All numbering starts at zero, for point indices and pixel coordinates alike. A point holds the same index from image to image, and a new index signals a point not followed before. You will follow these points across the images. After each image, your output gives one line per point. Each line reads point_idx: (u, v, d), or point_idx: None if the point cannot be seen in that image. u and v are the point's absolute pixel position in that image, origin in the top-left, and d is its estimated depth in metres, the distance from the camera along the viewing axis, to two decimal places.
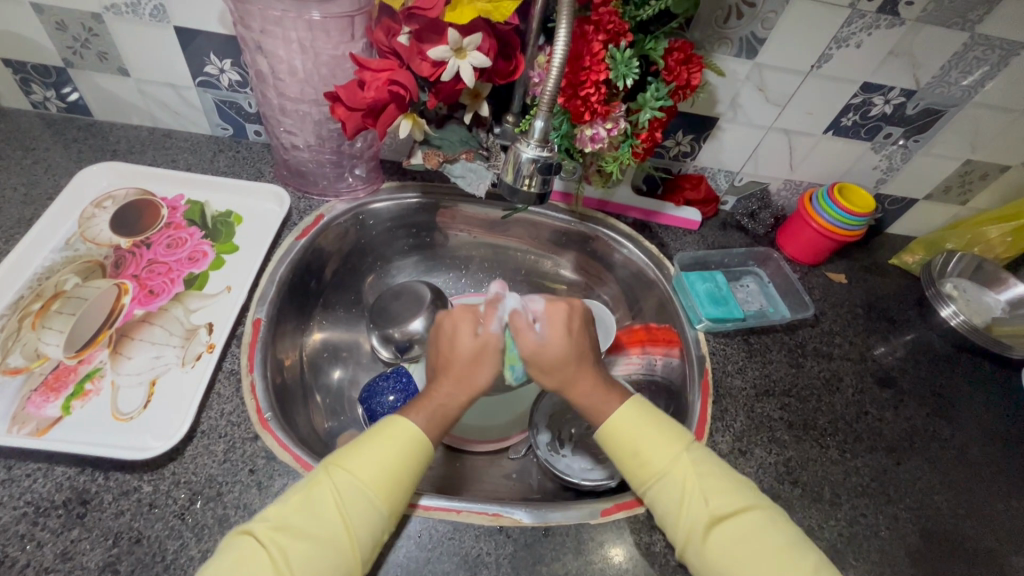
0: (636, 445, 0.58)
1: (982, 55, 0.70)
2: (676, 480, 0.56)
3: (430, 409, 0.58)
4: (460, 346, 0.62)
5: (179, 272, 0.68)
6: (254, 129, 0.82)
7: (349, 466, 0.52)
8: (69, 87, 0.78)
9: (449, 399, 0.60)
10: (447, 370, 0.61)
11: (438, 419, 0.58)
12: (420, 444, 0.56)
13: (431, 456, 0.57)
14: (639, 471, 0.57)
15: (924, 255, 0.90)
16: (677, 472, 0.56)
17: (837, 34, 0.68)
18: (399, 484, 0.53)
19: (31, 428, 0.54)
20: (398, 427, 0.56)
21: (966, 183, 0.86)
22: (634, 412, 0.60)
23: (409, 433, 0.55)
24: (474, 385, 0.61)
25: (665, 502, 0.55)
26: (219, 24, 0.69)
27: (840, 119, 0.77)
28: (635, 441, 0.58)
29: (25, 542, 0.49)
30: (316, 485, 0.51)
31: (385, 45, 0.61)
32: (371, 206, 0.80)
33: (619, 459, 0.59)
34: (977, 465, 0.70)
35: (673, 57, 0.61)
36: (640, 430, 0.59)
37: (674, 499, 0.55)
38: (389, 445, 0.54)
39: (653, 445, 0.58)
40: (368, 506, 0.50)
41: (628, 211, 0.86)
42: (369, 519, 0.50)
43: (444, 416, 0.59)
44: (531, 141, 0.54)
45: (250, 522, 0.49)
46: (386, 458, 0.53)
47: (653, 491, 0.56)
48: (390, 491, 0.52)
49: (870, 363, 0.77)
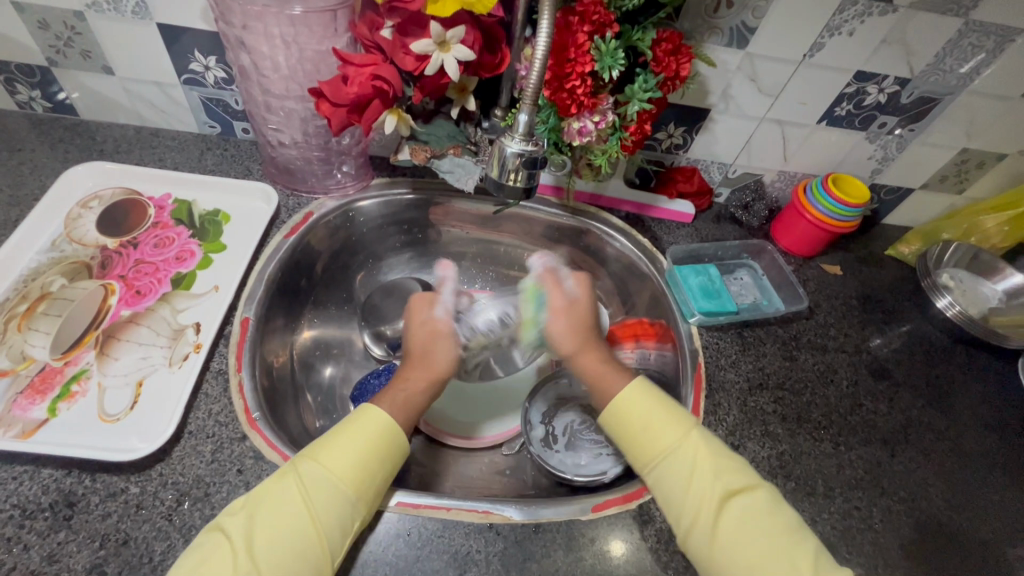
0: (645, 423, 0.59)
1: (977, 42, 0.68)
2: (685, 457, 0.57)
3: (394, 398, 0.59)
4: (416, 337, 0.65)
5: (166, 272, 0.68)
6: (242, 127, 0.82)
7: (321, 456, 0.52)
8: (55, 87, 0.77)
9: (413, 385, 0.61)
10: (411, 361, 0.64)
11: (401, 401, 0.60)
12: (394, 430, 0.56)
13: (404, 447, 0.57)
14: (645, 449, 0.58)
15: (920, 246, 0.89)
16: (684, 451, 0.57)
17: (828, 23, 0.67)
18: (368, 471, 0.52)
19: (17, 431, 0.54)
20: (370, 413, 0.56)
21: (963, 172, 0.84)
22: (640, 390, 0.61)
23: (382, 420, 0.56)
24: (435, 368, 0.63)
25: (669, 481, 0.56)
26: (202, 20, 0.69)
27: (834, 109, 0.76)
28: (641, 419, 0.60)
29: (11, 545, 0.49)
30: (283, 477, 0.51)
31: (368, 40, 0.60)
32: (361, 204, 0.79)
33: (628, 438, 0.60)
34: (973, 456, 0.69)
35: (661, 47, 0.60)
36: (646, 410, 0.60)
37: (681, 474, 0.56)
38: (362, 433, 0.54)
39: (661, 424, 0.59)
40: (335, 496, 0.50)
41: (621, 204, 0.85)
42: (338, 506, 0.50)
43: (410, 397, 0.60)
44: (515, 135, 0.53)
45: (221, 517, 0.49)
46: (359, 446, 0.53)
47: (658, 470, 0.57)
48: (358, 479, 0.52)
49: (865, 355, 0.77)
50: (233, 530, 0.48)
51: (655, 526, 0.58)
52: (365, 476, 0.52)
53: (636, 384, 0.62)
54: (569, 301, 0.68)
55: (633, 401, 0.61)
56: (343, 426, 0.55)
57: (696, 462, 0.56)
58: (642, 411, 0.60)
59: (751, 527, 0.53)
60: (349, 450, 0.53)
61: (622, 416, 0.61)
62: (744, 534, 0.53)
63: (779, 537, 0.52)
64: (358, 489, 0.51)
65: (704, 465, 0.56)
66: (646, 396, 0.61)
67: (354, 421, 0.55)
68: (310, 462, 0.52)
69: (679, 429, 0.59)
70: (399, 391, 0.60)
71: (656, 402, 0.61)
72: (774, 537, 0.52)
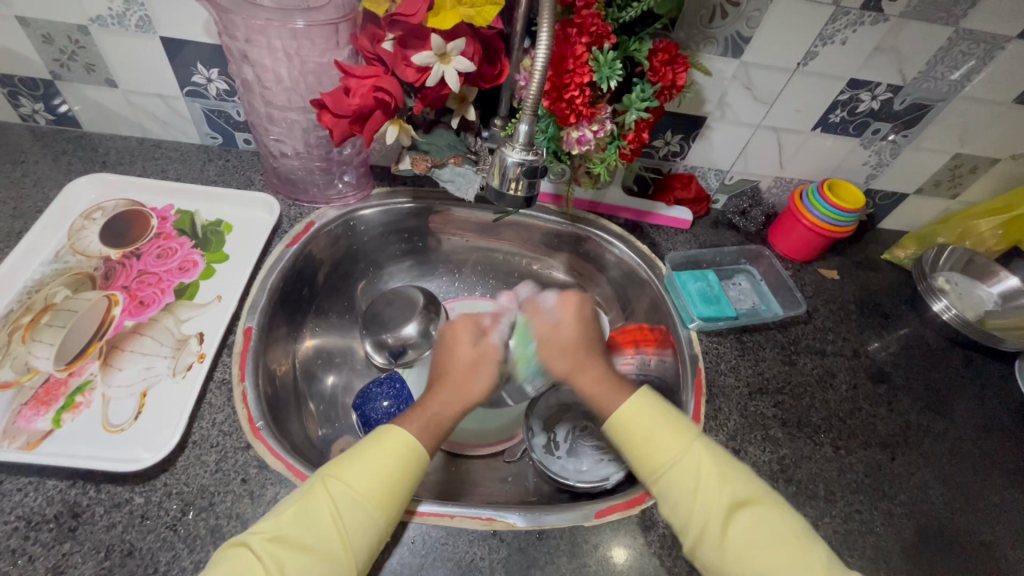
0: (647, 436, 0.59)
1: (968, 49, 0.70)
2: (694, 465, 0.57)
3: (429, 419, 0.60)
4: (460, 357, 0.67)
5: (170, 283, 0.68)
6: (243, 138, 0.82)
7: (349, 477, 0.52)
8: (58, 100, 0.78)
9: (443, 407, 0.62)
10: (450, 377, 0.65)
11: (438, 425, 0.60)
12: (420, 452, 0.56)
13: (425, 466, 0.57)
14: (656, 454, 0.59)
15: (915, 250, 0.90)
16: (684, 466, 0.57)
17: (822, 32, 0.68)
18: (399, 495, 0.53)
19: (22, 442, 0.54)
20: (398, 433, 0.56)
21: (956, 176, 0.86)
22: (643, 405, 0.61)
23: (411, 441, 0.56)
24: (468, 391, 0.64)
25: (672, 497, 0.56)
26: (206, 34, 0.70)
27: (828, 116, 0.77)
28: (642, 434, 0.59)
29: (16, 557, 0.49)
30: (314, 497, 0.51)
31: (370, 52, 0.61)
32: (362, 213, 0.80)
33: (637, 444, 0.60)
34: (971, 457, 0.70)
35: (657, 58, 0.61)
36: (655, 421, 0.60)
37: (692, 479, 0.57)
38: (392, 453, 0.54)
39: (662, 437, 0.59)
40: (368, 520, 0.50)
41: (618, 212, 0.85)
42: (365, 527, 0.50)
43: (442, 421, 0.61)
44: (516, 145, 0.54)
45: (245, 534, 0.49)
46: (389, 466, 0.54)
47: (663, 485, 0.57)
48: (389, 503, 0.52)
49: (863, 358, 0.77)
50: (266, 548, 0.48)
51: (659, 531, 0.59)
52: (397, 498, 0.53)
53: (641, 397, 0.62)
54: (553, 326, 0.70)
55: (634, 416, 0.60)
56: (368, 447, 0.55)
57: (702, 474, 0.56)
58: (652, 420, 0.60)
59: (758, 538, 0.53)
60: (385, 472, 0.53)
61: (623, 429, 0.60)
62: (748, 548, 0.53)
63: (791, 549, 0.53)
64: (390, 514, 0.52)
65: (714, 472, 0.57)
66: (648, 408, 0.61)
67: (383, 439, 0.56)
68: (340, 482, 0.52)
69: (683, 439, 0.59)
70: (437, 418, 0.60)
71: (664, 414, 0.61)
72: (783, 544, 0.53)
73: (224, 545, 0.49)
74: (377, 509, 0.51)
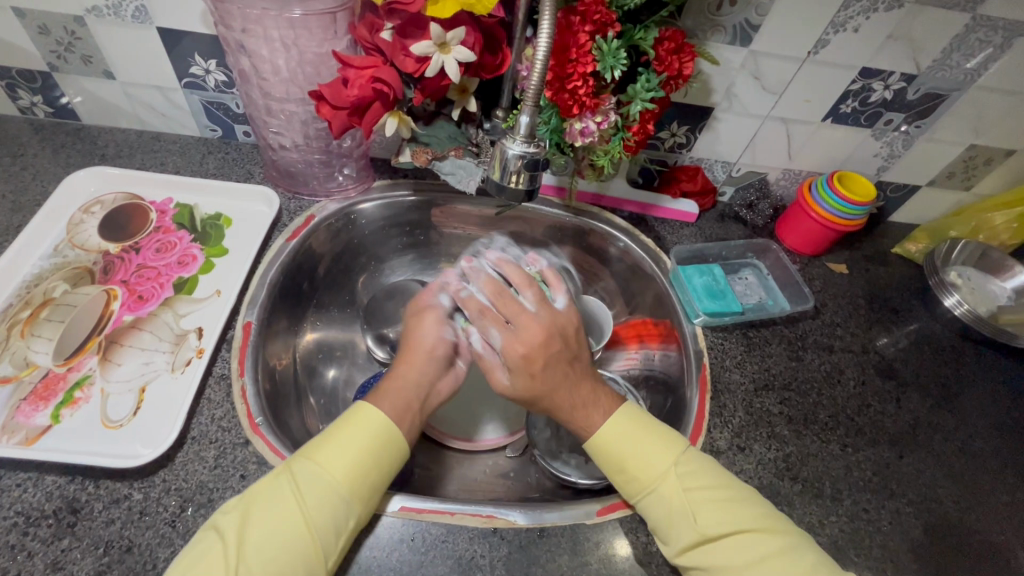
0: (629, 454, 0.57)
1: (985, 37, 0.67)
2: (670, 489, 0.55)
3: (390, 391, 0.59)
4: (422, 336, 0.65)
5: (168, 277, 0.68)
6: (243, 130, 0.82)
7: (323, 459, 0.51)
8: (57, 92, 0.77)
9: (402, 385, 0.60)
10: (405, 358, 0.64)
11: (400, 395, 0.59)
12: (391, 428, 0.55)
13: (400, 449, 0.55)
14: (632, 478, 0.57)
15: (927, 243, 0.88)
16: (672, 478, 0.55)
17: (834, 18, 0.66)
18: (370, 468, 0.52)
19: (20, 438, 0.54)
20: (369, 413, 0.55)
21: (971, 168, 0.84)
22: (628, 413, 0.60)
23: (384, 423, 0.55)
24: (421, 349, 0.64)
25: (658, 511, 0.55)
26: (202, 24, 0.68)
27: (839, 106, 0.75)
28: (624, 450, 0.57)
29: (15, 553, 0.49)
30: (277, 477, 0.51)
31: (368, 42, 0.59)
32: (362, 206, 0.79)
33: (613, 470, 0.58)
34: (982, 456, 0.68)
35: (663, 46, 0.59)
36: (630, 435, 0.58)
37: (668, 506, 0.54)
38: (362, 437, 0.53)
39: (655, 445, 0.57)
40: (334, 502, 0.49)
41: (624, 205, 0.84)
42: (334, 507, 0.49)
43: (402, 394, 0.59)
44: (517, 137, 0.53)
45: (217, 516, 0.49)
46: (358, 441, 0.53)
47: (644, 503, 0.56)
48: (358, 484, 0.51)
49: (872, 355, 0.76)
50: (228, 529, 0.47)
51: None
52: (365, 471, 0.52)
53: (615, 415, 0.59)
54: (520, 334, 0.61)
55: (613, 433, 0.58)
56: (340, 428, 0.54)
57: (683, 492, 0.55)
58: (629, 439, 0.58)
59: (744, 552, 0.51)
60: (349, 445, 0.52)
61: (605, 445, 0.58)
62: (737, 563, 0.51)
63: (779, 560, 0.51)
64: (358, 497, 0.51)
65: (693, 494, 0.54)
66: (628, 424, 0.59)
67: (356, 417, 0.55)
68: (308, 464, 0.51)
69: (667, 456, 0.57)
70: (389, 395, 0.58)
71: (642, 429, 0.59)
72: (770, 559, 0.51)
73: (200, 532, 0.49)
74: (341, 480, 0.50)
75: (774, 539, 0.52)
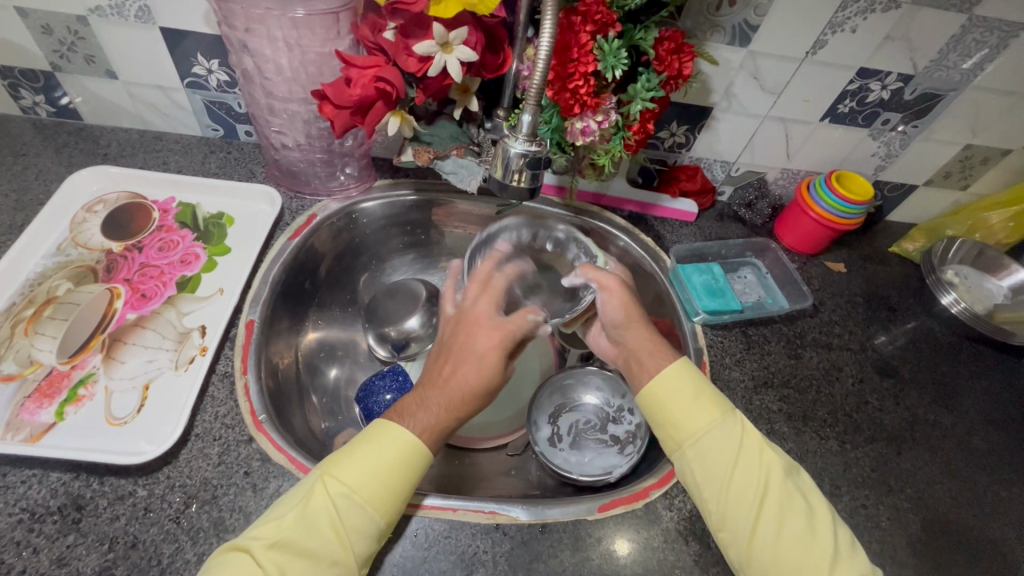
0: (683, 404, 0.58)
1: (981, 37, 0.68)
2: (722, 440, 0.56)
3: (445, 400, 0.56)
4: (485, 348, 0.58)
5: (171, 275, 0.68)
6: (244, 130, 0.82)
7: (355, 481, 0.51)
8: (59, 92, 0.78)
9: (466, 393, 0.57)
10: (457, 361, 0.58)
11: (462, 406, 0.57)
12: (421, 448, 0.54)
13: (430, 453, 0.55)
14: (684, 427, 0.58)
15: (924, 242, 0.89)
16: (722, 435, 0.57)
17: (832, 19, 0.66)
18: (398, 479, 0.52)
19: (25, 435, 0.54)
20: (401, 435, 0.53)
21: (967, 167, 0.84)
22: (676, 371, 0.60)
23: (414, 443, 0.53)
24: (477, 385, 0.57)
25: (708, 465, 0.56)
26: (205, 24, 0.69)
27: (837, 106, 0.76)
28: (680, 402, 0.59)
29: (21, 549, 0.49)
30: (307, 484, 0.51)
31: (371, 42, 0.60)
32: (364, 205, 0.79)
33: (663, 417, 0.59)
34: (978, 452, 0.69)
35: (663, 46, 0.59)
36: (684, 389, 0.59)
37: (720, 455, 0.56)
38: (395, 453, 0.52)
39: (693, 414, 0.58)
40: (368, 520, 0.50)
41: (624, 204, 0.85)
42: (370, 526, 0.50)
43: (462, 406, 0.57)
44: (519, 135, 0.53)
45: (241, 540, 0.48)
46: (387, 450, 0.53)
47: (698, 452, 0.56)
48: (392, 502, 0.51)
49: (869, 352, 0.76)
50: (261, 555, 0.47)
51: (663, 525, 0.58)
52: (392, 480, 0.52)
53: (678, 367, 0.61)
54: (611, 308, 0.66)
55: (672, 383, 0.59)
56: (375, 444, 0.53)
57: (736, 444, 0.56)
58: (684, 389, 0.59)
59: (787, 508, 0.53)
60: (378, 454, 0.52)
61: (661, 395, 0.59)
62: (784, 517, 0.53)
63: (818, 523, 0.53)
64: (392, 512, 0.51)
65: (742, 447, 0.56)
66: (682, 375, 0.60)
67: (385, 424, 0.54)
68: (342, 486, 0.50)
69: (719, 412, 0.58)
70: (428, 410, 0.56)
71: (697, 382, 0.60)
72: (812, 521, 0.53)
73: (224, 551, 0.48)
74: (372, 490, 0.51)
75: (813, 501, 0.54)
